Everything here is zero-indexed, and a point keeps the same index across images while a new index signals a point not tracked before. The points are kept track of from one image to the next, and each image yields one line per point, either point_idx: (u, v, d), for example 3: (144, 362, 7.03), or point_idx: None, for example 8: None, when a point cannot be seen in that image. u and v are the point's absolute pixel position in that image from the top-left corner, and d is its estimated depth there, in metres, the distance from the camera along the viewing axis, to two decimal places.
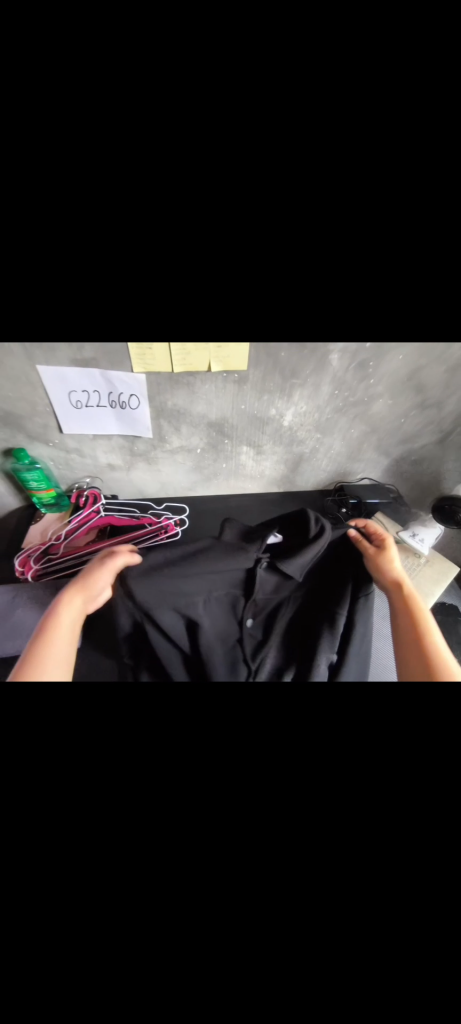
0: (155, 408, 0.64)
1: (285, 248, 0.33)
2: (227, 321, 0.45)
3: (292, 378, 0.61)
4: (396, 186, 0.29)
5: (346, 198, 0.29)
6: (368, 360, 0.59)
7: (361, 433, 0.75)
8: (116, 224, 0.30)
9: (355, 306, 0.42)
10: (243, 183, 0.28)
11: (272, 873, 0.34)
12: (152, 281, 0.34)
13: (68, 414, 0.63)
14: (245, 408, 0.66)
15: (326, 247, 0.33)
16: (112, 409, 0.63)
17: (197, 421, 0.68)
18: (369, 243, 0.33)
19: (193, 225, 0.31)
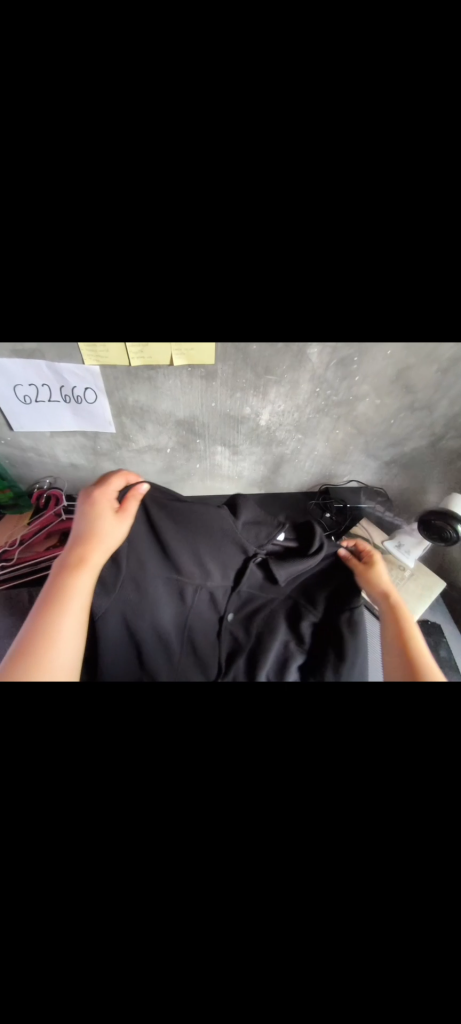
0: (115, 405, 0.58)
1: (231, 212, 0.28)
2: (184, 313, 0.40)
3: (266, 374, 0.55)
4: (360, 129, 0.25)
5: (297, 139, 0.25)
6: (352, 355, 0.52)
7: (346, 435, 0.69)
8: (27, 169, 0.25)
9: (328, 297, 0.37)
10: (171, 120, 0.24)
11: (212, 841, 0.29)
12: (87, 267, 0.30)
13: (17, 410, 0.57)
14: (216, 406, 0.60)
15: (273, 211, 0.28)
16: (66, 403, 0.57)
17: (163, 419, 0.62)
18: (325, 206, 0.28)
19: (112, 176, 0.26)
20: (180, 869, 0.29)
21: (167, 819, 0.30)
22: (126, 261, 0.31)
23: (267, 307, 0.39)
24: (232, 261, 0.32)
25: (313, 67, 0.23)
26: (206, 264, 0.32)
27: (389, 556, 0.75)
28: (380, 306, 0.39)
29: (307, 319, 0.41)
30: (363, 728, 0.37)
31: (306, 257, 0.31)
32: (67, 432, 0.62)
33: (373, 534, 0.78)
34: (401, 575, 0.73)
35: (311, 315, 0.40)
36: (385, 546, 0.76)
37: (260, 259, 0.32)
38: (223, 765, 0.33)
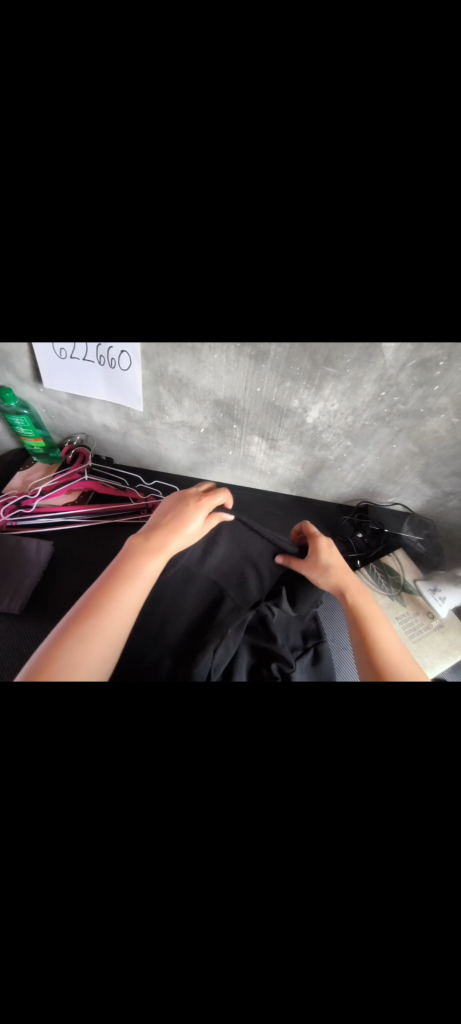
0: (153, 372, 0.53)
1: None
2: (228, 309, 0.33)
3: (325, 366, 0.47)
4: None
5: None
6: (435, 360, 0.43)
7: (403, 452, 0.60)
8: (50, 151, 0.21)
9: (409, 296, 0.29)
10: None
11: (156, 860, 0.26)
12: (121, 232, 0.25)
13: (52, 364, 0.55)
14: (261, 393, 0.54)
15: (351, 198, 0.22)
16: (100, 367, 0.53)
17: (201, 397, 0.57)
18: (424, 173, 0.20)
19: (148, 139, 0.21)
20: (103, 927, 0.24)
21: (125, 842, 0.26)
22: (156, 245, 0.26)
23: (332, 308, 0.31)
24: None
25: None
26: None
27: (418, 598, 0.66)
28: None
29: (384, 314, 0.33)
30: (349, 757, 0.29)
31: (389, 243, 0.24)
32: (99, 397, 0.60)
33: (406, 570, 0.69)
34: (427, 621, 0.64)
35: (390, 311, 0.32)
36: (416, 585, 0.67)
37: (330, 249, 0.25)
38: (209, 748, 0.31)
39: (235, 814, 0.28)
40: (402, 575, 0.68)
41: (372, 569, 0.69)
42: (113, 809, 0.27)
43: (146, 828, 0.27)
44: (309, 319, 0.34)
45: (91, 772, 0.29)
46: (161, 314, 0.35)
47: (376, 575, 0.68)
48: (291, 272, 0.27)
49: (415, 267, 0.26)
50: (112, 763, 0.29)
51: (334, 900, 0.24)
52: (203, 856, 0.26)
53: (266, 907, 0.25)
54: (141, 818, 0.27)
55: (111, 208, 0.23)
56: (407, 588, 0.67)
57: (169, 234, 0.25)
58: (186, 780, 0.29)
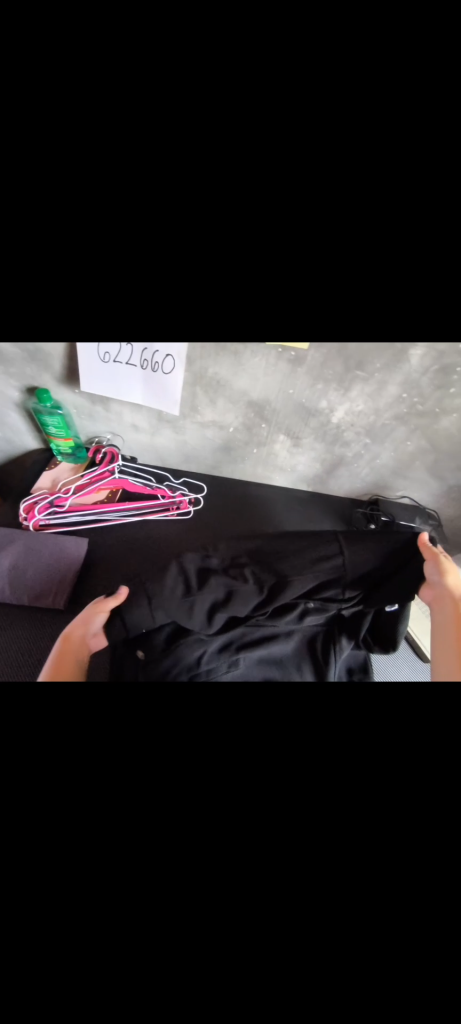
0: (193, 374, 0.58)
1: (375, 208, 0.26)
2: (288, 312, 0.37)
3: (356, 369, 0.52)
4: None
5: (430, 143, 0.23)
6: (453, 366, 0.49)
7: (416, 448, 0.65)
8: (135, 153, 0.24)
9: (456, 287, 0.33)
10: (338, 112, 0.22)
11: (221, 844, 0.37)
12: (216, 229, 0.28)
13: (93, 368, 0.57)
14: (293, 394, 0.58)
15: (437, 191, 0.24)
16: (139, 371, 0.57)
17: (236, 397, 0.61)
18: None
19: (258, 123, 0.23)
20: (185, 860, 0.36)
21: (192, 823, 0.38)
22: (238, 251, 0.29)
23: (378, 309, 0.36)
24: (360, 255, 0.29)
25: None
26: (320, 261, 0.29)
27: None
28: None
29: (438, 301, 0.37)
30: (364, 703, 0.47)
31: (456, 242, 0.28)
32: (135, 402, 0.63)
33: None
34: None
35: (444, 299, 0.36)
36: None
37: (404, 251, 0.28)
38: (280, 752, 0.42)
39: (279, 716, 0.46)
40: None
41: None
42: (205, 814, 0.38)
43: (221, 773, 0.41)
44: (355, 322, 0.38)
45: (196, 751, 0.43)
46: (224, 314, 0.39)
47: None
48: (366, 263, 0.29)
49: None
50: (191, 759, 0.42)
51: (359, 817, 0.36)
52: (291, 800, 0.39)
53: (322, 824, 0.37)
54: (223, 810, 0.38)
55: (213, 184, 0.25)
56: None
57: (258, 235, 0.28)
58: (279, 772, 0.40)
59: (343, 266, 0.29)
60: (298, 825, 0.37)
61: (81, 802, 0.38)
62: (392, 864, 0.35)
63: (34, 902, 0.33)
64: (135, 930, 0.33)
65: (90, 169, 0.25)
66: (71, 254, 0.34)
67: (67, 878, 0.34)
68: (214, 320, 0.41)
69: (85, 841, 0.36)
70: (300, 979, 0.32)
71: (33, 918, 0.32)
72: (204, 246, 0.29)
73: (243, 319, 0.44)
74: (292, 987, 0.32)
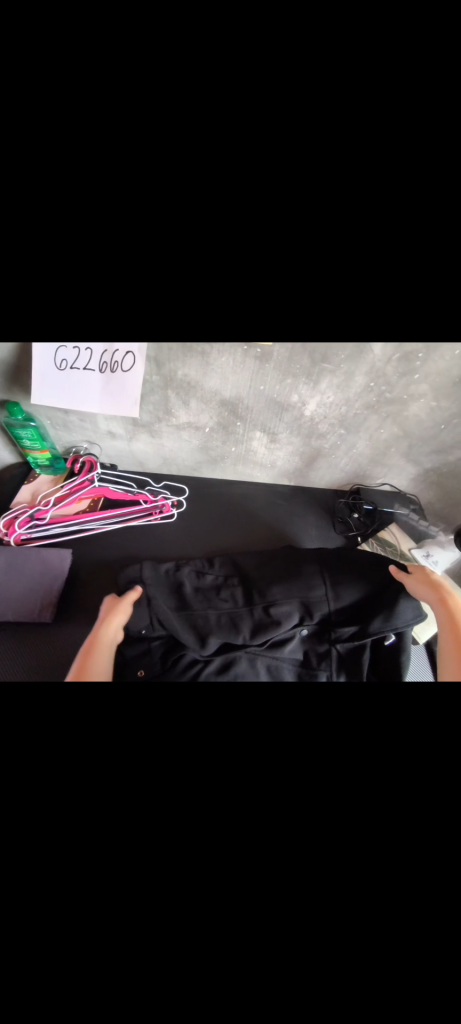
0: (163, 377, 0.58)
1: (310, 204, 0.27)
2: (244, 312, 0.38)
3: (322, 362, 0.53)
4: (426, 133, 0.24)
5: (378, 130, 0.24)
6: (415, 351, 0.50)
7: (390, 435, 0.66)
8: (71, 154, 0.26)
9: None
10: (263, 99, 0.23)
11: (224, 832, 0.34)
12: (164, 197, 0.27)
13: (61, 377, 0.58)
14: (264, 390, 0.59)
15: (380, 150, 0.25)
16: (101, 374, 0.56)
17: (208, 397, 0.61)
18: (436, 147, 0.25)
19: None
20: (181, 860, 0.33)
21: (185, 831, 0.35)
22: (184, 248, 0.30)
23: (334, 309, 0.36)
24: (305, 251, 0.29)
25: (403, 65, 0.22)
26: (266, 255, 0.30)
27: None
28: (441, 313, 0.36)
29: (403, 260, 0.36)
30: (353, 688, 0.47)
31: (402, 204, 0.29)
32: (106, 409, 0.63)
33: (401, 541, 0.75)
34: None
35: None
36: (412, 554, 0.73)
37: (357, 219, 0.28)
38: (271, 743, 0.40)
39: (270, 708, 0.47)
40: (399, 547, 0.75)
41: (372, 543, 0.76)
42: (195, 819, 0.35)
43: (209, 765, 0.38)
44: (314, 319, 0.38)
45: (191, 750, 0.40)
46: (183, 315, 0.39)
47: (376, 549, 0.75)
48: (315, 257, 0.30)
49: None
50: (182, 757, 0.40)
51: (353, 809, 0.35)
52: None
53: (324, 828, 0.34)
54: (213, 810, 0.35)
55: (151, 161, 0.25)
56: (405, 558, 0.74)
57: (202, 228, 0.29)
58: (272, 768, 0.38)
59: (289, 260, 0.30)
60: (297, 821, 0.34)
61: (70, 808, 0.34)
62: (397, 855, 0.32)
63: (22, 942, 0.29)
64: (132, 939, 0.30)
65: (30, 166, 0.26)
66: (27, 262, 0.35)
67: None
68: (174, 322, 0.41)
69: (69, 861, 0.32)
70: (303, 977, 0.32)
71: (19, 971, 0.29)
72: (153, 243, 0.30)
73: (201, 309, 0.44)
74: (311, 970, 0.30)
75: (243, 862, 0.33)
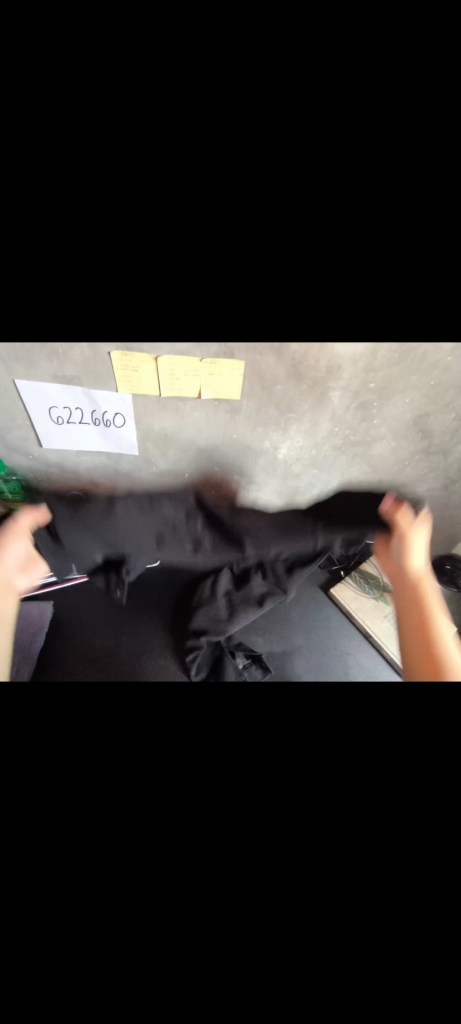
0: (142, 430, 0.62)
1: (246, 210, 0.30)
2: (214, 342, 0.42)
3: (288, 411, 0.58)
4: (360, 116, 0.26)
5: (306, 123, 0.26)
6: (371, 400, 0.56)
7: (360, 473, 0.71)
8: (46, 174, 0.28)
9: (357, 303, 0.39)
10: (184, 108, 0.26)
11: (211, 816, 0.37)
12: (148, 250, 0.33)
13: (49, 429, 0.62)
14: (237, 438, 0.63)
15: (319, 213, 0.30)
16: (93, 428, 0.61)
17: (185, 448, 0.65)
18: (369, 211, 0.30)
19: (151, 145, 0.27)
20: (170, 860, 0.35)
21: (174, 824, 0.36)
22: (139, 262, 0.34)
23: (292, 312, 0.40)
24: (248, 260, 0.33)
25: (317, 63, 0.25)
26: (217, 261, 0.33)
27: None
28: (387, 310, 0.41)
29: (349, 316, 0.42)
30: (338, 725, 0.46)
31: (348, 259, 0.34)
32: (92, 451, 0.66)
33: (383, 572, 0.77)
34: None
35: (356, 315, 0.42)
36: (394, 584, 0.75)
37: (310, 261, 0.33)
38: (250, 751, 0.42)
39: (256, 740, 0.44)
40: (381, 578, 0.77)
41: (355, 575, 0.76)
42: (166, 839, 0.36)
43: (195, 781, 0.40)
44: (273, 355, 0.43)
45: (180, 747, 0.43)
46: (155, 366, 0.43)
47: (359, 580, 0.76)
48: (255, 258, 0.33)
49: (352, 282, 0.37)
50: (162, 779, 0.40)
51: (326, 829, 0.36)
52: (276, 839, 0.36)
53: (294, 843, 0.36)
54: (174, 830, 0.36)
55: (133, 217, 0.30)
56: (387, 588, 0.76)
57: (151, 233, 0.31)
58: (236, 802, 0.38)
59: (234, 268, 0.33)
60: (280, 813, 0.38)
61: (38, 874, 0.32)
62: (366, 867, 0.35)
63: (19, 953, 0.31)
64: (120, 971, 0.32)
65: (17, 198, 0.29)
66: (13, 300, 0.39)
67: (47, 942, 0.31)
68: None
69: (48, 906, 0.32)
70: (286, 992, 0.32)
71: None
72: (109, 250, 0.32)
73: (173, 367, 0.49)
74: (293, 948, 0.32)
75: (213, 915, 0.33)
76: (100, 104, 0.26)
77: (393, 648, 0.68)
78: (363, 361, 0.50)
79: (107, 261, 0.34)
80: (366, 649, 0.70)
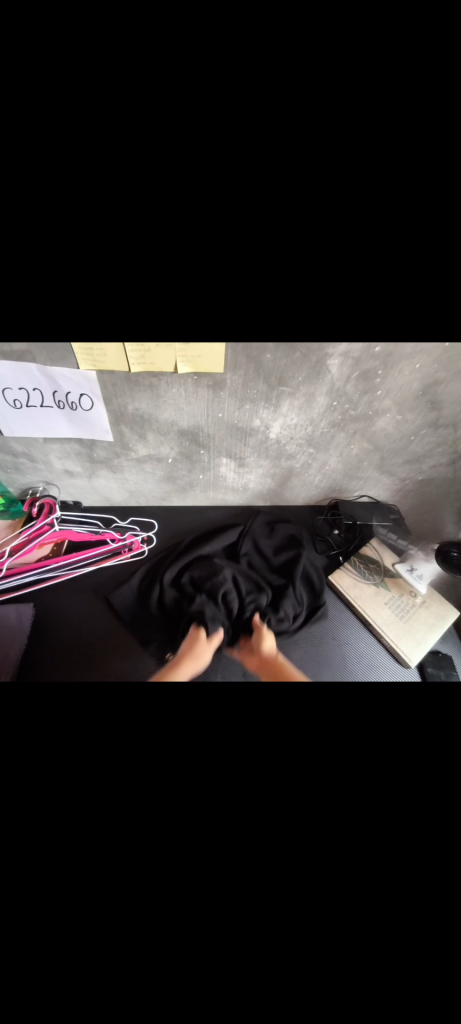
0: (114, 412, 0.54)
1: (215, 201, 0.23)
2: (187, 313, 0.35)
3: (279, 385, 0.51)
4: (357, 95, 0.19)
5: (282, 103, 0.20)
6: (374, 369, 0.49)
7: (361, 450, 0.64)
8: None
9: (354, 291, 0.32)
10: (117, 94, 0.19)
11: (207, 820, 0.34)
12: (84, 230, 0.25)
13: (7, 414, 0.54)
14: (223, 418, 0.56)
15: (307, 196, 0.23)
16: (57, 409, 0.54)
17: (165, 429, 0.58)
18: (372, 199, 0.23)
19: (79, 136, 0.21)
20: (174, 877, 0.31)
21: (181, 826, 0.34)
22: (87, 250, 0.27)
23: (280, 303, 0.34)
24: (225, 252, 0.27)
25: (296, 42, 0.18)
26: (180, 254, 0.27)
27: (399, 579, 0.71)
28: (396, 304, 0.34)
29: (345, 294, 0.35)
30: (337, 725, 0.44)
31: (347, 248, 0.27)
32: (61, 437, 0.59)
33: (384, 556, 0.73)
34: (412, 603, 0.69)
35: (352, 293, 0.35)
36: (395, 568, 0.72)
37: (293, 249, 0.27)
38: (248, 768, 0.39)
39: (249, 742, 0.41)
40: (382, 562, 0.73)
41: (353, 560, 0.73)
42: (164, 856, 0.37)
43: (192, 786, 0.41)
44: (261, 320, 0.37)
45: (179, 750, 0.40)
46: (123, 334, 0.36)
47: (358, 565, 0.72)
48: (232, 249, 0.27)
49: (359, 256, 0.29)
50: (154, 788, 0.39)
51: (327, 833, 0.34)
52: None
53: None
54: None
55: (74, 196, 0.23)
56: (388, 572, 0.72)
57: (95, 223, 0.25)
58: (233, 809, 0.35)
59: (209, 258, 0.27)
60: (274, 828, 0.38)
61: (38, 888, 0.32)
62: (378, 903, 0.31)
63: None
64: (119, 984, 0.29)
65: None
66: None
67: None
68: None
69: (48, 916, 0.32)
70: None
71: None
72: (53, 242, 0.26)
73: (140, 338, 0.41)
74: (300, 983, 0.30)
75: None
76: (18, 73, 0.19)
77: (395, 635, 0.66)
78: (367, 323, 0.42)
79: (50, 253, 0.27)
80: (366, 637, 0.67)
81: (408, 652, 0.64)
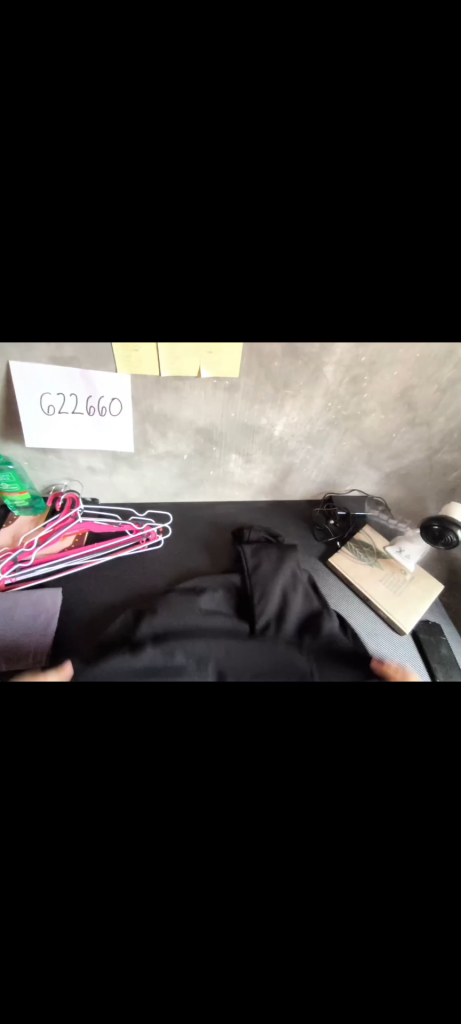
0: (141, 413, 0.63)
1: (245, 214, 0.33)
2: (213, 308, 0.44)
3: (284, 389, 0.61)
4: (347, 142, 0.28)
5: (293, 145, 0.29)
6: (361, 376, 0.59)
7: (351, 447, 0.74)
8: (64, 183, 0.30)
9: (345, 290, 0.41)
10: (179, 135, 0.28)
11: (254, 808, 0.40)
12: (139, 237, 0.34)
13: (40, 420, 0.62)
14: (235, 417, 0.65)
15: (311, 212, 0.32)
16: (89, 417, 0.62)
17: (184, 427, 0.66)
18: (354, 213, 0.32)
19: (149, 170, 0.30)
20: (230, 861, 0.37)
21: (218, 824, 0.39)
22: (146, 258, 0.37)
23: (292, 299, 0.43)
24: (250, 258, 0.37)
25: (309, 90, 0.26)
26: (216, 262, 0.37)
27: (391, 559, 0.80)
28: (378, 303, 0.44)
29: (339, 302, 0.44)
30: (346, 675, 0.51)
31: (340, 253, 0.36)
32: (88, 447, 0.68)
33: (376, 540, 0.82)
34: (403, 579, 0.78)
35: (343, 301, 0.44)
36: (386, 550, 0.80)
37: (296, 251, 0.36)
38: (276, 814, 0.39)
39: None
40: (374, 546, 0.81)
41: (351, 545, 0.81)
42: (205, 834, 0.39)
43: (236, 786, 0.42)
44: (274, 317, 0.46)
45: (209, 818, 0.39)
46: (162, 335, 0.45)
47: (354, 549, 0.80)
48: (254, 254, 0.36)
49: (352, 263, 0.37)
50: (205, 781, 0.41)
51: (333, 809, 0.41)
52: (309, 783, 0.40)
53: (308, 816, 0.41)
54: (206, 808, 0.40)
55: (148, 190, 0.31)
56: (380, 554, 0.81)
57: (152, 227, 0.34)
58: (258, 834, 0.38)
59: (236, 258, 0.36)
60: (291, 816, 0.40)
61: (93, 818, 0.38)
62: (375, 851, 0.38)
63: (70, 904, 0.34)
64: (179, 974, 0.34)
65: (40, 209, 0.31)
66: (19, 288, 0.40)
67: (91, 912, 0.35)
68: None
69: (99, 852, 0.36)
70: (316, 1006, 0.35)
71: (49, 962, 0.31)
72: (123, 250, 0.35)
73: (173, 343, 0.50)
74: None
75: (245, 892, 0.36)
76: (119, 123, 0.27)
77: (390, 609, 0.74)
78: (356, 337, 0.53)
79: (113, 251, 0.36)
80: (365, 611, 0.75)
81: (402, 620, 0.72)
